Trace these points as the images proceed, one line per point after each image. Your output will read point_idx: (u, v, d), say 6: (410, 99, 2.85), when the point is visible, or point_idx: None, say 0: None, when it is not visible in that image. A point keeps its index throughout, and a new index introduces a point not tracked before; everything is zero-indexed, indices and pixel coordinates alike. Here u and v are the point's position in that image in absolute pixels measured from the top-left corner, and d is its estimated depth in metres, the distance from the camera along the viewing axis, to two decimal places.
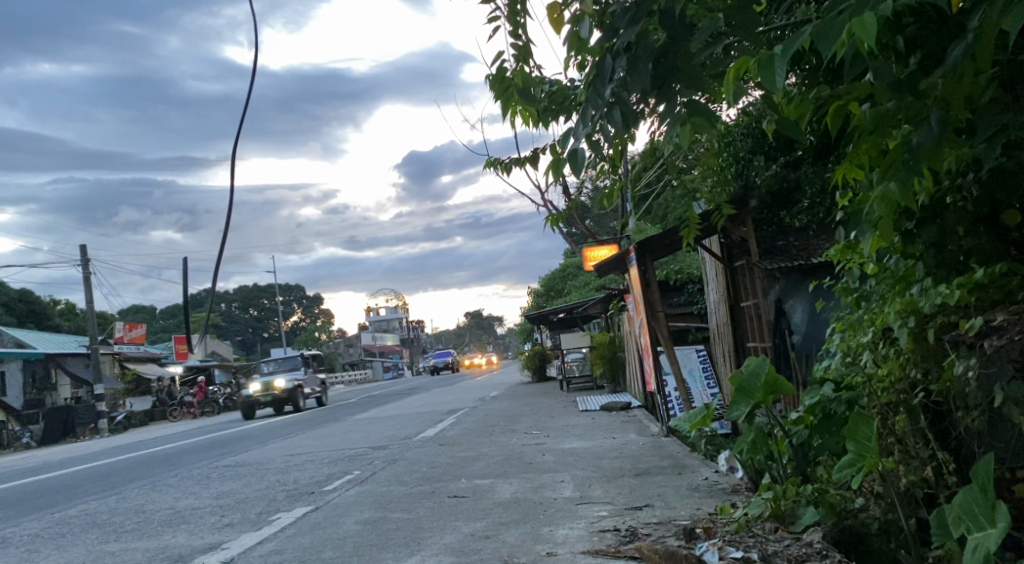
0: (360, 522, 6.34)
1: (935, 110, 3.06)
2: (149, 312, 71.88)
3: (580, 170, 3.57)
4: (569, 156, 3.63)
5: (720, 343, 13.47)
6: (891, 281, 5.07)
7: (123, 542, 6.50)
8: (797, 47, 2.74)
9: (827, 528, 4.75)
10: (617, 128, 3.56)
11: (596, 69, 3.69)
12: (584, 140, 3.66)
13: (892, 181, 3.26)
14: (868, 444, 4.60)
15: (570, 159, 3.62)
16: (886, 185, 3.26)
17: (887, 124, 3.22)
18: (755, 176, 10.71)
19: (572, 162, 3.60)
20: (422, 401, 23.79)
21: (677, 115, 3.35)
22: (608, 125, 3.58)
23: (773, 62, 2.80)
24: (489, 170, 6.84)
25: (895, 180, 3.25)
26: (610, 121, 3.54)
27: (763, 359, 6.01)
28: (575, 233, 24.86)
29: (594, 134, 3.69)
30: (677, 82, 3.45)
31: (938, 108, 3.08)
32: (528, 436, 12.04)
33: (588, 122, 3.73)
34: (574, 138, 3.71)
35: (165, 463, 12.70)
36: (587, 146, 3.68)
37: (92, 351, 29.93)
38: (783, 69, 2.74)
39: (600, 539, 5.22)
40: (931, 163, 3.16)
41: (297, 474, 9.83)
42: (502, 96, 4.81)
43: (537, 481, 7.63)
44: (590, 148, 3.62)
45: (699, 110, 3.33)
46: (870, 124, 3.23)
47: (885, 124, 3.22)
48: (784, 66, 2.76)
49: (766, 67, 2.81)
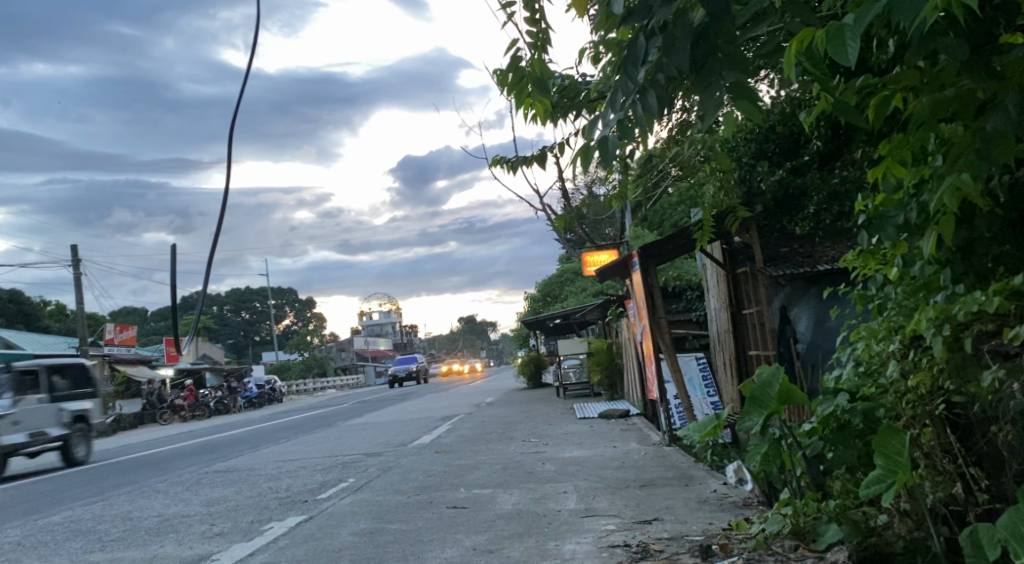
0: (356, 534, 6.08)
1: (1010, 94, 2.93)
2: (141, 315, 71.78)
3: (609, 158, 3.36)
4: (597, 143, 3.43)
5: (719, 351, 13.22)
6: (913, 289, 4.88)
7: (106, 553, 6.21)
8: (871, 17, 2.59)
9: (852, 547, 4.54)
10: (651, 112, 3.37)
11: (627, 49, 3.47)
12: (614, 127, 3.47)
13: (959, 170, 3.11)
14: (898, 458, 4.37)
15: (597, 145, 3.41)
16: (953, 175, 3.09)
17: (943, 113, 3.06)
18: (760, 182, 10.84)
19: (602, 148, 3.40)
20: (418, 407, 23.54)
21: (719, 99, 3.17)
22: (642, 108, 3.38)
23: (844, 37, 2.65)
24: (496, 168, 6.77)
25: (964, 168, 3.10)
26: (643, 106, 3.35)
27: (776, 368, 5.76)
28: (573, 240, 24.65)
29: (625, 118, 3.49)
30: (720, 64, 3.27)
31: (1015, 91, 2.92)
32: (526, 444, 11.79)
33: (616, 106, 3.51)
34: (604, 124, 3.51)
35: (153, 468, 12.41)
36: (617, 133, 3.48)
37: (80, 353, 29.61)
38: (857, 42, 2.59)
39: (609, 555, 4.98)
40: (1000, 152, 2.97)
41: (289, 481, 9.55)
42: (514, 86, 4.57)
43: (538, 491, 7.40)
44: (621, 134, 3.43)
45: (744, 92, 3.17)
46: (924, 113, 3.08)
47: (941, 114, 3.06)
48: (857, 40, 2.60)
49: (835, 43, 2.66)
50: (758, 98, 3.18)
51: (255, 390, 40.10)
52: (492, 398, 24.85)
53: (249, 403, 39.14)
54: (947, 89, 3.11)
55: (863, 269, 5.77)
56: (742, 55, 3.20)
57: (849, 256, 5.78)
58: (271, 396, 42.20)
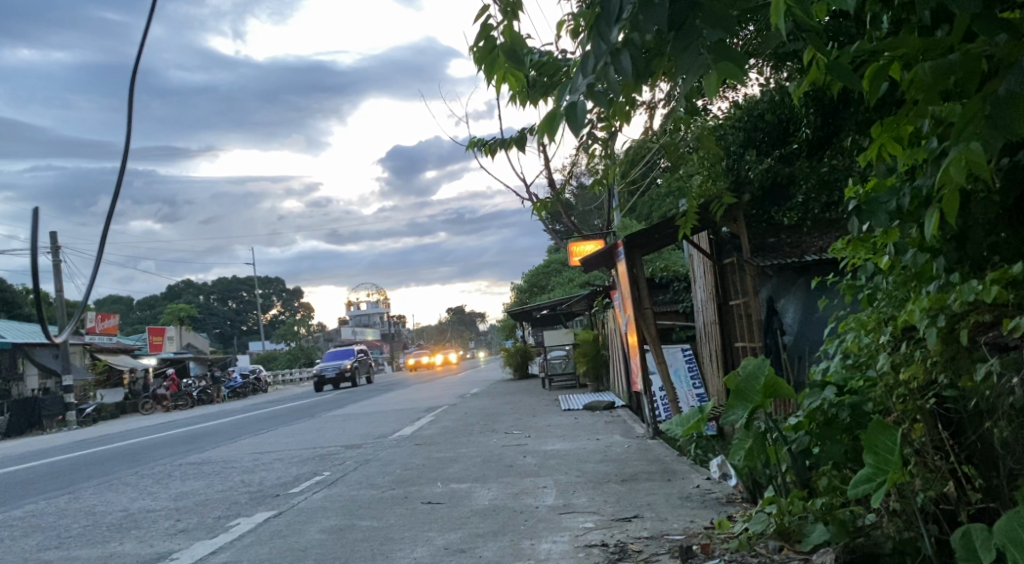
0: (324, 531, 5.84)
1: None
2: (125, 304, 71.31)
3: (580, 124, 3.12)
4: (566, 109, 3.19)
5: (706, 343, 13.05)
6: (903, 279, 4.67)
7: (62, 551, 5.95)
8: None
9: (838, 548, 4.31)
10: (624, 75, 3.15)
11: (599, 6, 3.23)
12: (585, 93, 3.23)
13: (967, 140, 2.87)
14: (889, 456, 4.14)
15: (568, 112, 3.17)
16: (961, 144, 2.85)
17: (945, 82, 2.93)
18: (748, 171, 10.64)
19: (570, 117, 3.15)
20: (403, 398, 23.33)
21: (700, 61, 2.96)
22: (614, 71, 3.16)
23: None
24: (473, 152, 6.54)
25: (971, 138, 2.86)
26: (615, 69, 3.12)
27: (762, 359, 5.54)
28: (561, 230, 24.36)
29: (595, 84, 3.25)
30: (700, 21, 3.06)
31: None
32: (509, 436, 11.58)
33: (587, 72, 3.28)
34: (573, 89, 3.27)
35: (127, 460, 12.14)
36: (588, 99, 3.24)
37: (60, 342, 29.24)
38: None
39: (586, 555, 4.76)
40: (1017, 119, 2.73)
41: (263, 474, 9.31)
42: (485, 59, 4.32)
43: (518, 486, 7.18)
44: (591, 100, 3.21)
45: (726, 54, 2.95)
46: (927, 79, 2.92)
47: (944, 80, 2.91)
48: None
49: None
50: (742, 59, 2.96)
51: (239, 379, 39.76)
52: (478, 390, 24.68)
53: (232, 392, 38.84)
54: (952, 54, 2.97)
55: (852, 259, 5.56)
56: (723, 11, 3.00)
57: (838, 246, 5.56)
58: (256, 386, 41.90)
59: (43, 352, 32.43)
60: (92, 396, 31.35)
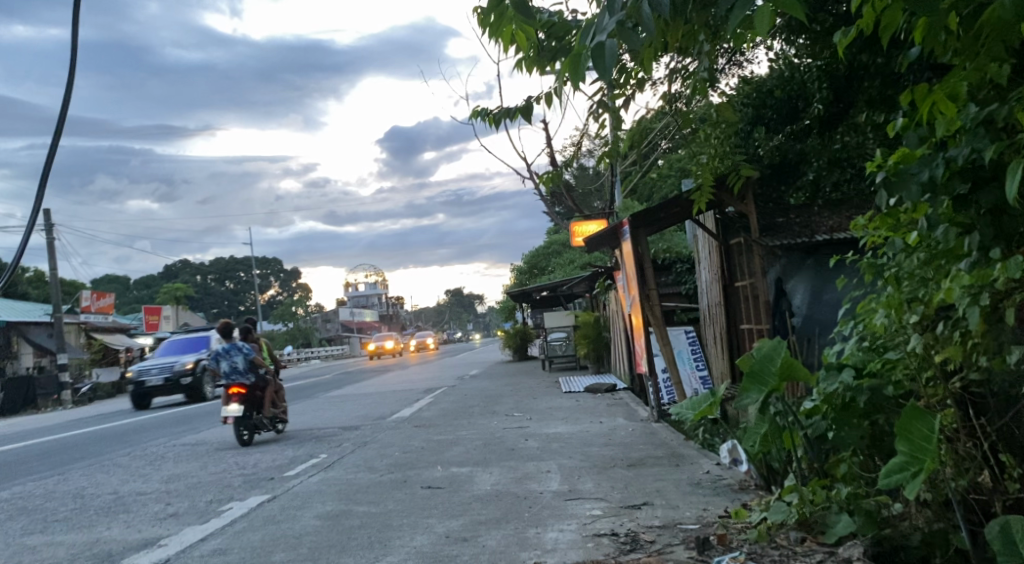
0: (320, 517, 5.59)
1: None
2: (123, 283, 71.14)
3: (610, 64, 3.00)
4: (595, 47, 3.06)
5: (710, 325, 12.79)
6: (934, 254, 4.37)
7: (46, 535, 5.70)
8: None
9: (866, 541, 4.06)
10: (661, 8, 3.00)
11: None
12: (614, 30, 3.11)
13: None
14: (925, 444, 3.89)
15: (596, 50, 3.05)
16: None
17: None
18: (756, 147, 10.38)
19: (597, 63, 3.04)
20: (402, 378, 23.15)
21: None
22: (647, 6, 3.08)
23: None
24: (476, 120, 6.25)
25: None
26: (646, 9, 3.03)
27: (777, 340, 5.22)
28: (561, 211, 24.08)
29: (625, 21, 3.15)
30: None
31: None
32: (509, 419, 11.31)
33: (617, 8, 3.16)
34: (600, 28, 3.14)
35: (120, 440, 11.94)
36: (616, 36, 3.11)
37: (55, 320, 29.07)
38: None
39: (595, 546, 4.50)
40: None
41: (259, 456, 9.08)
42: (494, 11, 4.06)
43: (520, 470, 6.93)
44: (621, 42, 3.12)
45: None
46: None
47: None
48: None
49: None
50: None
51: None
52: (477, 371, 24.49)
53: None
54: None
55: (875, 237, 5.26)
56: None
57: (860, 222, 5.27)
58: None
59: (38, 331, 32.35)
60: (87, 375, 31.29)
